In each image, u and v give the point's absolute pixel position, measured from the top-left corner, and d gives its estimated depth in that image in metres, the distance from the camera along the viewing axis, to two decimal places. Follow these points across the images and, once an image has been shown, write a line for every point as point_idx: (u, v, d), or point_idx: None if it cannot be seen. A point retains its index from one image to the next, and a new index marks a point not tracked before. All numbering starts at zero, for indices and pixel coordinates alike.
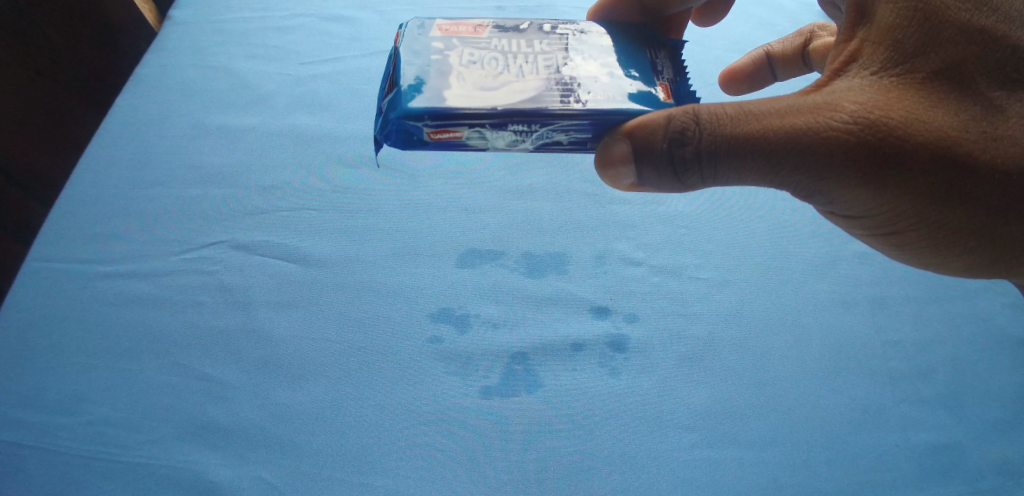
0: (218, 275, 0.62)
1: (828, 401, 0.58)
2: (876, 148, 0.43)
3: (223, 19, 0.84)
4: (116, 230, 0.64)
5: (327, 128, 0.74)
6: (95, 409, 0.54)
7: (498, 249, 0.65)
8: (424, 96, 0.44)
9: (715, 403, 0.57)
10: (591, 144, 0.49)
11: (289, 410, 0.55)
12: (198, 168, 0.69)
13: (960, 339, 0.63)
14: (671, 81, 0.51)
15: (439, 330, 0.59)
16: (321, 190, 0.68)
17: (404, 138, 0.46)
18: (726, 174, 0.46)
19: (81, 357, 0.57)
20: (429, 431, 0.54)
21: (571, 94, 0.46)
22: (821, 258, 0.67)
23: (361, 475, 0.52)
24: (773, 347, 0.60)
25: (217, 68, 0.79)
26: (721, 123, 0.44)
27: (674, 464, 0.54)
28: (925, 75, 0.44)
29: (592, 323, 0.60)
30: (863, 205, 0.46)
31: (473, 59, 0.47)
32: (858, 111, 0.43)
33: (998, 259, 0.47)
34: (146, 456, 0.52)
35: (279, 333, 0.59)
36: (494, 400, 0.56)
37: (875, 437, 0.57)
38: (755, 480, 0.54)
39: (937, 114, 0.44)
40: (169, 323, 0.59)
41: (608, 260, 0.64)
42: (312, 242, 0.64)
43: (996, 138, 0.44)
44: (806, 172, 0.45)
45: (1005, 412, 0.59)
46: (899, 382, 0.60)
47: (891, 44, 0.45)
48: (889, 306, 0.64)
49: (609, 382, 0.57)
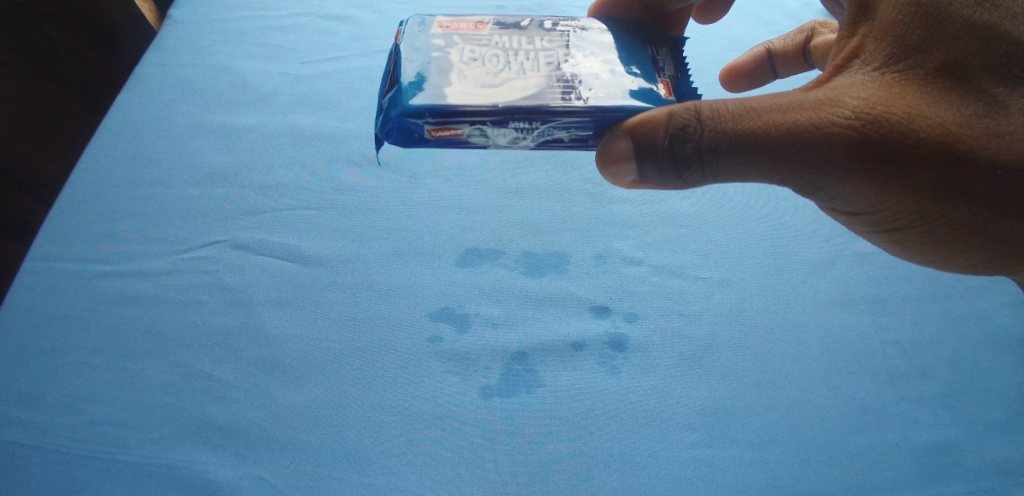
0: (218, 275, 0.62)
1: (828, 400, 0.58)
2: (877, 143, 0.43)
3: (223, 19, 0.84)
4: (116, 229, 0.64)
5: (327, 127, 0.74)
6: (95, 408, 0.54)
7: (498, 248, 0.64)
8: (425, 93, 0.44)
9: (715, 402, 0.57)
10: (592, 141, 0.49)
11: (289, 410, 0.54)
12: (198, 167, 0.69)
13: (961, 338, 0.63)
14: (672, 78, 0.50)
15: (439, 329, 0.59)
16: (321, 189, 0.68)
17: (404, 135, 0.46)
18: (727, 170, 0.46)
19: (82, 356, 0.57)
20: (428, 430, 0.54)
21: (571, 92, 0.46)
22: (822, 257, 0.67)
23: (360, 474, 0.52)
24: (774, 346, 0.60)
25: (217, 67, 0.79)
26: (722, 119, 0.44)
27: (674, 464, 0.54)
28: (926, 71, 0.44)
29: (592, 322, 0.60)
30: (865, 201, 0.46)
31: (474, 56, 0.47)
32: (859, 107, 0.43)
33: (1001, 255, 0.47)
34: (146, 455, 0.52)
35: (279, 332, 0.58)
36: (494, 400, 0.55)
37: (875, 436, 0.57)
38: (755, 479, 0.54)
39: (938, 110, 0.43)
40: (170, 322, 0.59)
41: (608, 259, 0.64)
42: (312, 242, 0.64)
43: (997, 135, 0.43)
44: (807, 169, 0.45)
45: (1004, 411, 0.59)
46: (900, 381, 0.60)
47: (892, 40, 0.45)
48: (889, 305, 0.64)
49: (609, 381, 0.57)
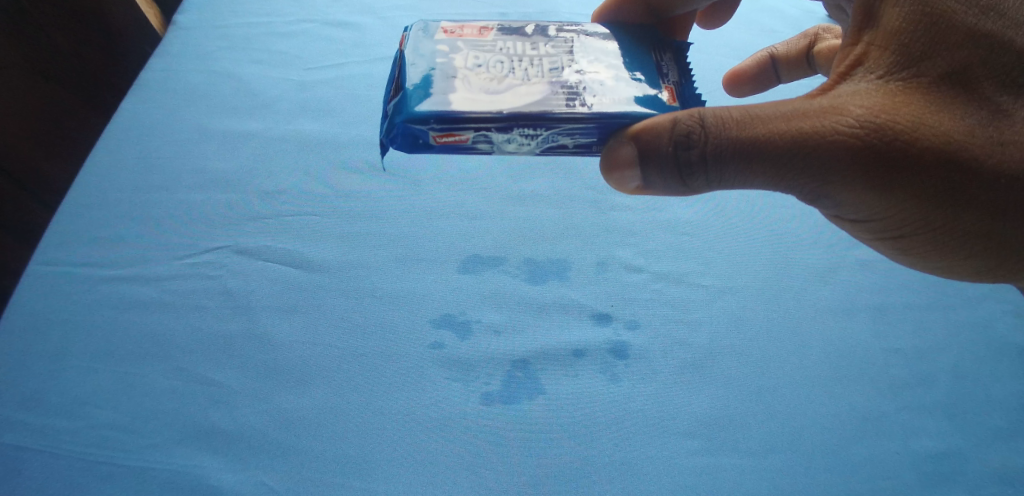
0: (221, 280, 0.62)
1: (828, 409, 0.58)
2: (882, 151, 0.43)
3: (228, 25, 0.84)
4: (119, 234, 0.64)
5: (330, 133, 0.74)
6: (96, 412, 0.54)
7: (499, 255, 0.64)
8: (431, 100, 0.44)
9: (715, 409, 0.57)
10: (597, 147, 0.48)
11: (289, 415, 0.54)
12: (202, 172, 0.69)
13: (961, 347, 0.63)
14: (677, 83, 0.50)
15: (440, 335, 0.59)
16: (323, 195, 0.68)
17: (409, 141, 0.46)
18: (732, 177, 0.46)
19: (83, 360, 0.57)
20: (429, 436, 0.53)
21: (576, 98, 0.46)
22: (823, 264, 0.67)
23: (360, 480, 0.52)
24: (775, 354, 0.60)
25: (222, 72, 0.79)
26: (727, 126, 0.44)
27: (675, 472, 0.53)
28: (931, 79, 0.44)
29: (593, 330, 0.60)
30: (869, 208, 0.46)
31: (479, 62, 0.47)
32: (864, 115, 0.43)
33: (1005, 263, 0.47)
34: (148, 460, 0.52)
35: (280, 338, 0.58)
36: (495, 406, 0.55)
37: (876, 445, 0.56)
38: (757, 487, 0.53)
39: (943, 118, 0.43)
40: (171, 327, 0.59)
41: (609, 267, 0.64)
42: (314, 248, 0.64)
43: (1002, 143, 0.43)
44: (810, 176, 0.45)
45: (1004, 420, 0.59)
46: (900, 389, 0.60)
47: (897, 48, 0.45)
48: (889, 313, 0.64)
49: (610, 389, 0.57)
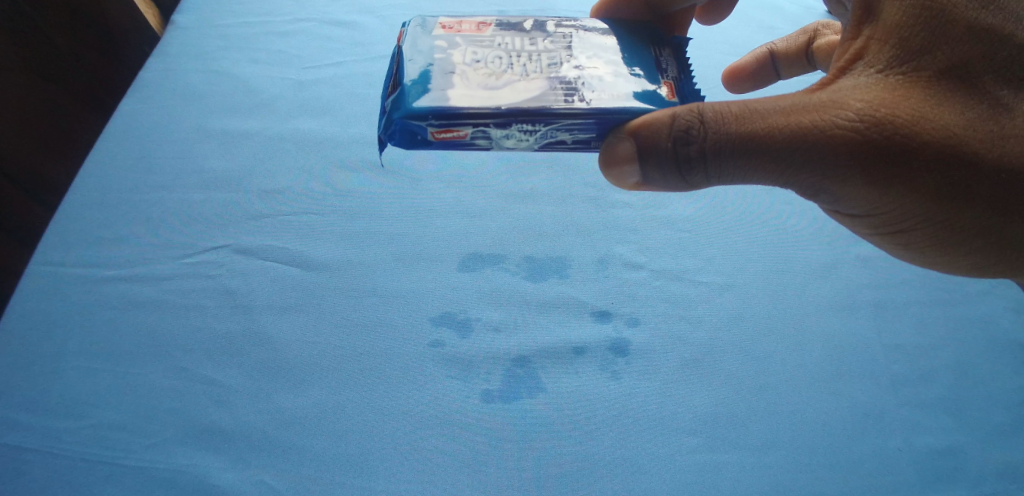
0: (220, 279, 0.62)
1: (829, 406, 0.57)
2: (882, 146, 0.43)
3: (227, 24, 0.84)
4: (118, 235, 0.64)
5: (329, 132, 0.74)
6: (97, 412, 0.54)
7: (499, 252, 0.64)
8: (430, 96, 0.44)
9: (716, 406, 0.56)
10: (595, 143, 0.48)
11: (288, 414, 0.54)
12: (202, 172, 0.69)
13: (963, 344, 0.62)
14: (675, 79, 0.50)
15: (439, 334, 0.59)
16: (322, 194, 0.68)
17: (408, 137, 0.46)
18: (732, 173, 0.45)
19: (83, 360, 0.57)
20: (428, 433, 0.53)
21: (575, 93, 0.46)
22: (823, 261, 0.66)
23: (358, 478, 0.51)
24: (775, 350, 0.60)
25: (220, 72, 0.79)
26: (726, 121, 0.44)
27: (675, 468, 0.53)
28: (931, 74, 0.44)
29: (593, 327, 0.60)
30: (869, 203, 0.46)
31: (477, 58, 0.47)
32: (864, 109, 0.43)
33: (1005, 258, 0.47)
34: (149, 460, 0.52)
35: (279, 337, 0.58)
36: (495, 403, 0.55)
37: (878, 441, 0.56)
38: (758, 484, 0.53)
39: (943, 113, 0.43)
40: (171, 326, 0.59)
41: (609, 265, 0.64)
42: (313, 247, 0.64)
43: (1002, 138, 0.43)
44: (810, 171, 0.44)
45: (1005, 415, 0.59)
46: (901, 385, 0.59)
47: (897, 42, 0.45)
48: (890, 309, 0.63)
49: (610, 386, 0.56)
